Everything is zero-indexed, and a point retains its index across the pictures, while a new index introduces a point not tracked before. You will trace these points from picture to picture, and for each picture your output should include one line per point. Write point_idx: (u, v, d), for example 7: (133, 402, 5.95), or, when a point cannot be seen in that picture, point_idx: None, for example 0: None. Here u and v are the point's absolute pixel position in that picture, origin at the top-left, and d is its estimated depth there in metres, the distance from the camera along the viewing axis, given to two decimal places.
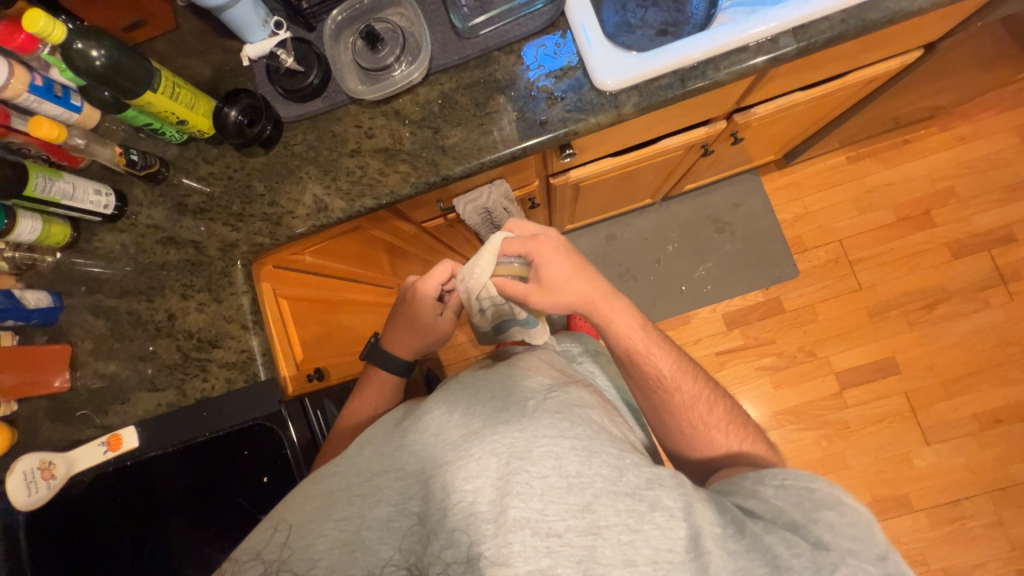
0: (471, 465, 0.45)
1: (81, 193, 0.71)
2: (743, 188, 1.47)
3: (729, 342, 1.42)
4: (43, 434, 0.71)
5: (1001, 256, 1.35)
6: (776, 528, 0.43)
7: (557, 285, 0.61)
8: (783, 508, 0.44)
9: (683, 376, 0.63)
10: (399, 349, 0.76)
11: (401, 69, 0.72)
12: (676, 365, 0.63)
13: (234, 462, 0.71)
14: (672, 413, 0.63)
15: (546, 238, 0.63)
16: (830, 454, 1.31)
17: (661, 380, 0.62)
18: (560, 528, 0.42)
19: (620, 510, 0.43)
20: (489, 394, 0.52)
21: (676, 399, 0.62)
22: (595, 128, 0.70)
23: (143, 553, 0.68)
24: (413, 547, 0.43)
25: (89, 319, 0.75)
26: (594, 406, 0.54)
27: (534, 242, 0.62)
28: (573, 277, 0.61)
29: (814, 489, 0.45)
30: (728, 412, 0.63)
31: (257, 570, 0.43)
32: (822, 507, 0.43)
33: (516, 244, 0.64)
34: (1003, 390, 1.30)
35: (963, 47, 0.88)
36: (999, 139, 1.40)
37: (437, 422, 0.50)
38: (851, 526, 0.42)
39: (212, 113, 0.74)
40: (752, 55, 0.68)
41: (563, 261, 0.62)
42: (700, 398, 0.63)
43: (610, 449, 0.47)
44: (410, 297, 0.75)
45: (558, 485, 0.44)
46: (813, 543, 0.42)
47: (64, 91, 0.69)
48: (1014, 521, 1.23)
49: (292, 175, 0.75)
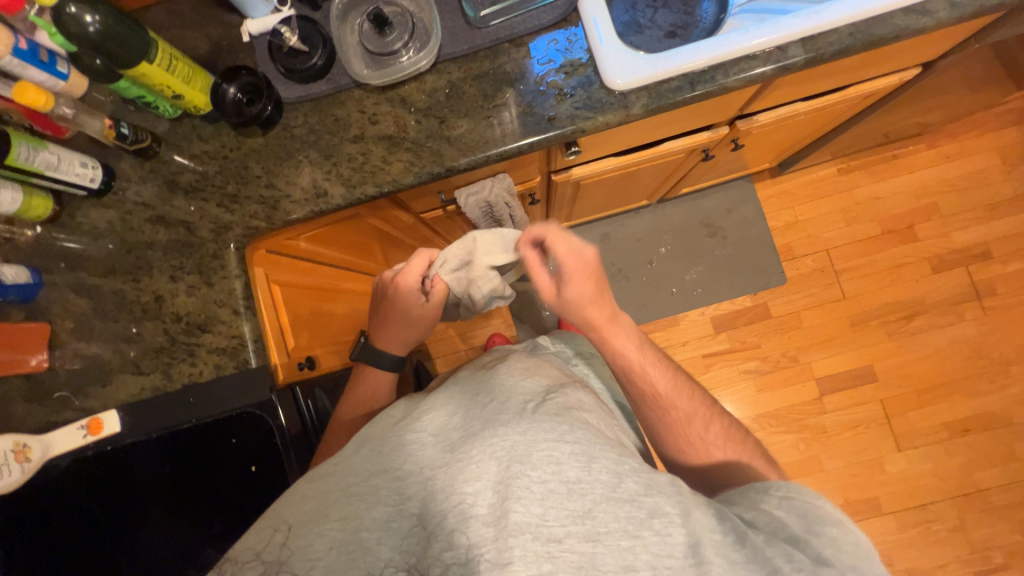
0: (471, 468, 0.45)
1: (66, 164, 0.68)
2: (737, 194, 1.49)
3: (716, 345, 1.44)
4: (17, 416, 0.68)
5: (977, 272, 1.41)
6: (777, 541, 0.45)
7: (574, 300, 0.63)
8: (786, 521, 0.46)
9: (680, 392, 0.65)
10: (389, 346, 0.77)
11: (409, 56, 0.71)
12: (673, 383, 0.65)
13: (218, 451, 0.69)
14: (670, 430, 0.64)
15: (587, 260, 0.63)
16: (807, 456, 1.35)
17: (658, 398, 0.64)
18: (560, 534, 0.42)
19: (619, 517, 0.43)
20: (487, 394, 0.52)
21: (672, 416, 0.63)
22: (603, 127, 0.70)
23: (115, 545, 0.66)
24: (413, 549, 0.43)
25: (71, 297, 0.72)
26: (592, 408, 0.55)
27: (577, 257, 0.63)
28: (592, 301, 0.63)
29: (818, 505, 0.48)
30: (724, 428, 0.64)
31: (256, 570, 0.42)
32: (826, 522, 0.46)
33: (559, 246, 0.63)
34: (972, 401, 1.35)
35: (959, 67, 0.90)
36: (982, 159, 1.45)
37: (436, 424, 0.50)
38: (852, 543, 0.45)
39: (209, 90, 0.71)
40: (761, 63, 0.69)
41: (589, 286, 0.63)
42: (696, 417, 0.64)
43: (609, 454, 0.47)
44: (391, 292, 0.75)
45: (558, 491, 0.44)
46: (814, 557, 0.44)
47: (50, 56, 0.65)
48: (975, 526, 1.29)
49: (291, 158, 0.73)
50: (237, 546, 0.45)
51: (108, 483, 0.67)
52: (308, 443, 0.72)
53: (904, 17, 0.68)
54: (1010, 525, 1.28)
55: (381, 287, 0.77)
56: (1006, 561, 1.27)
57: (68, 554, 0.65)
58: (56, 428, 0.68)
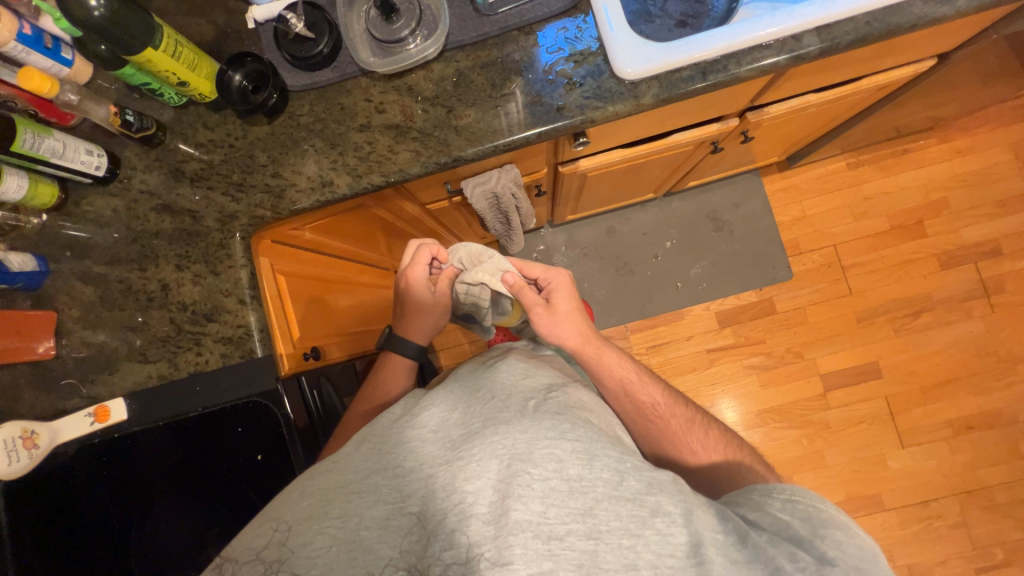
0: (472, 466, 0.45)
1: (72, 152, 0.67)
2: (744, 188, 1.48)
3: (720, 340, 1.43)
4: (24, 405, 0.68)
5: (986, 269, 1.39)
6: (780, 541, 0.45)
7: (563, 312, 0.68)
8: (790, 522, 0.47)
9: (675, 404, 0.68)
10: (413, 336, 0.78)
11: (416, 44, 0.69)
12: (667, 396, 0.68)
13: (227, 437, 0.71)
14: (673, 441, 0.65)
15: (563, 272, 0.72)
16: (809, 452, 1.35)
17: (657, 409, 0.66)
18: (561, 532, 0.42)
19: (621, 515, 0.43)
20: (490, 387, 0.52)
21: (673, 424, 0.66)
22: (612, 117, 0.69)
23: (125, 522, 0.68)
24: (413, 548, 0.43)
25: (77, 286, 0.72)
26: (593, 407, 0.55)
27: (553, 272, 0.72)
28: (575, 312, 0.69)
29: (822, 509, 0.48)
30: (721, 435, 0.67)
31: (255, 570, 0.42)
32: (829, 525, 0.46)
33: (536, 267, 0.73)
34: (978, 398, 1.35)
35: (974, 60, 0.88)
36: (994, 154, 1.43)
37: (438, 419, 0.51)
38: (857, 547, 0.44)
39: (214, 76, 0.71)
40: (774, 53, 0.67)
41: (570, 297, 0.70)
42: (695, 422, 0.67)
43: (610, 452, 0.47)
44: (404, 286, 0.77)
45: (559, 489, 0.44)
46: (817, 557, 0.43)
47: (54, 42, 0.66)
48: (977, 523, 1.29)
49: (296, 147, 0.73)
50: (236, 546, 0.46)
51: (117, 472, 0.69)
52: (314, 435, 0.73)
53: (922, 6, 0.66)
54: (1013, 522, 1.28)
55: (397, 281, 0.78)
56: (1007, 558, 1.27)
57: (75, 533, 0.66)
58: (64, 416, 0.68)
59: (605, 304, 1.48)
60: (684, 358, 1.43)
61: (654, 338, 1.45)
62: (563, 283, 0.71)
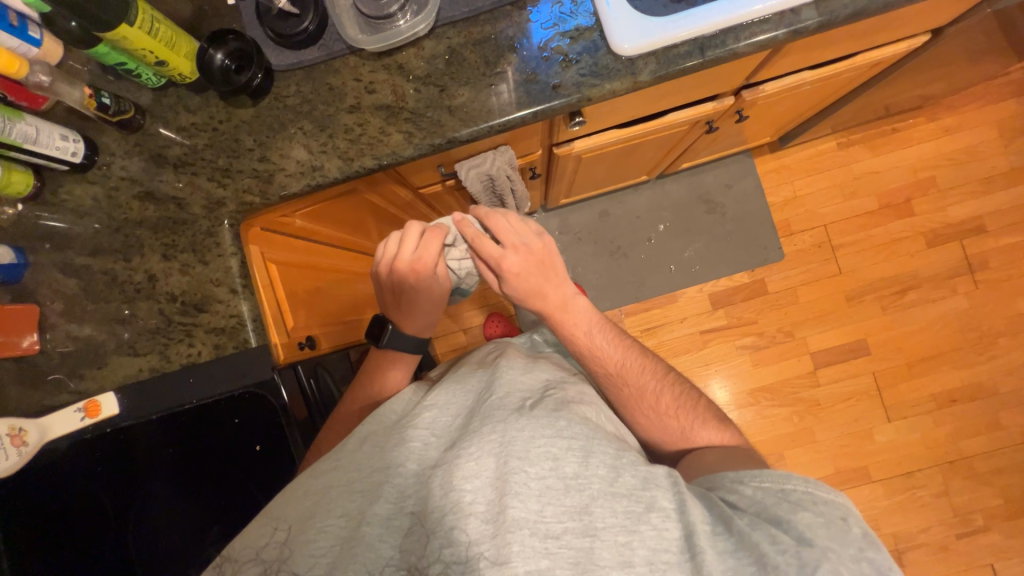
0: (470, 465, 0.45)
1: (46, 137, 0.64)
2: (736, 169, 1.48)
3: (714, 321, 1.44)
4: (11, 400, 0.67)
5: (971, 246, 1.42)
6: (761, 523, 0.44)
7: (513, 295, 0.68)
8: (768, 504, 0.45)
9: (629, 369, 0.66)
10: (416, 329, 0.75)
11: (406, 19, 0.67)
12: (619, 363, 0.66)
13: (225, 429, 0.70)
14: (624, 407, 0.66)
15: (511, 260, 0.66)
16: (800, 428, 1.39)
17: (610, 378, 0.66)
18: (558, 530, 0.43)
19: (617, 511, 0.44)
20: (488, 387, 0.54)
21: (623, 392, 0.66)
22: (609, 95, 0.68)
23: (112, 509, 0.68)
24: (413, 547, 0.42)
25: (59, 278, 0.70)
26: (589, 404, 0.56)
27: (501, 260, 0.67)
28: (527, 296, 0.68)
29: (788, 490, 0.46)
30: (677, 399, 0.65)
31: (256, 570, 0.42)
32: (798, 507, 0.44)
33: (491, 245, 0.66)
34: (961, 372, 1.39)
35: (967, 36, 0.88)
36: (980, 132, 1.45)
37: (436, 421, 0.52)
38: (826, 526, 0.42)
39: (195, 55, 0.68)
40: (773, 27, 0.66)
41: (519, 283, 0.67)
42: (646, 390, 0.65)
43: (607, 449, 0.48)
44: (409, 274, 0.70)
45: (556, 487, 0.45)
46: (796, 538, 0.42)
47: (20, 20, 0.61)
48: (958, 490, 1.34)
49: (283, 130, 0.70)
50: (234, 545, 0.45)
51: (112, 467, 0.68)
52: (312, 424, 0.74)
53: None
54: (992, 490, 1.33)
55: (393, 274, 0.70)
56: (986, 523, 1.32)
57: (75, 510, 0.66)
58: (51, 412, 0.66)
59: (599, 288, 1.48)
60: (678, 340, 1.45)
61: (648, 322, 1.46)
62: (511, 266, 0.67)
